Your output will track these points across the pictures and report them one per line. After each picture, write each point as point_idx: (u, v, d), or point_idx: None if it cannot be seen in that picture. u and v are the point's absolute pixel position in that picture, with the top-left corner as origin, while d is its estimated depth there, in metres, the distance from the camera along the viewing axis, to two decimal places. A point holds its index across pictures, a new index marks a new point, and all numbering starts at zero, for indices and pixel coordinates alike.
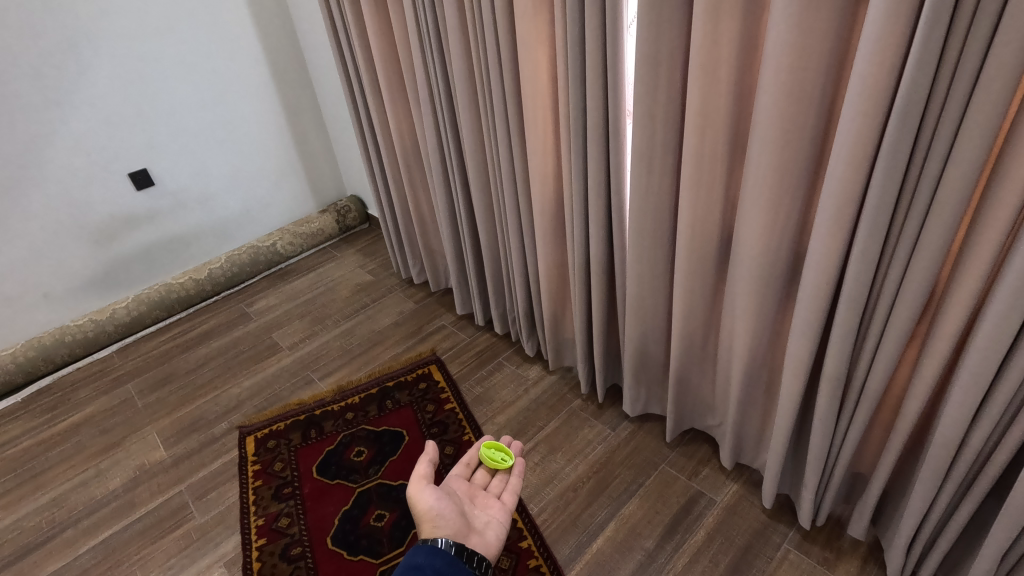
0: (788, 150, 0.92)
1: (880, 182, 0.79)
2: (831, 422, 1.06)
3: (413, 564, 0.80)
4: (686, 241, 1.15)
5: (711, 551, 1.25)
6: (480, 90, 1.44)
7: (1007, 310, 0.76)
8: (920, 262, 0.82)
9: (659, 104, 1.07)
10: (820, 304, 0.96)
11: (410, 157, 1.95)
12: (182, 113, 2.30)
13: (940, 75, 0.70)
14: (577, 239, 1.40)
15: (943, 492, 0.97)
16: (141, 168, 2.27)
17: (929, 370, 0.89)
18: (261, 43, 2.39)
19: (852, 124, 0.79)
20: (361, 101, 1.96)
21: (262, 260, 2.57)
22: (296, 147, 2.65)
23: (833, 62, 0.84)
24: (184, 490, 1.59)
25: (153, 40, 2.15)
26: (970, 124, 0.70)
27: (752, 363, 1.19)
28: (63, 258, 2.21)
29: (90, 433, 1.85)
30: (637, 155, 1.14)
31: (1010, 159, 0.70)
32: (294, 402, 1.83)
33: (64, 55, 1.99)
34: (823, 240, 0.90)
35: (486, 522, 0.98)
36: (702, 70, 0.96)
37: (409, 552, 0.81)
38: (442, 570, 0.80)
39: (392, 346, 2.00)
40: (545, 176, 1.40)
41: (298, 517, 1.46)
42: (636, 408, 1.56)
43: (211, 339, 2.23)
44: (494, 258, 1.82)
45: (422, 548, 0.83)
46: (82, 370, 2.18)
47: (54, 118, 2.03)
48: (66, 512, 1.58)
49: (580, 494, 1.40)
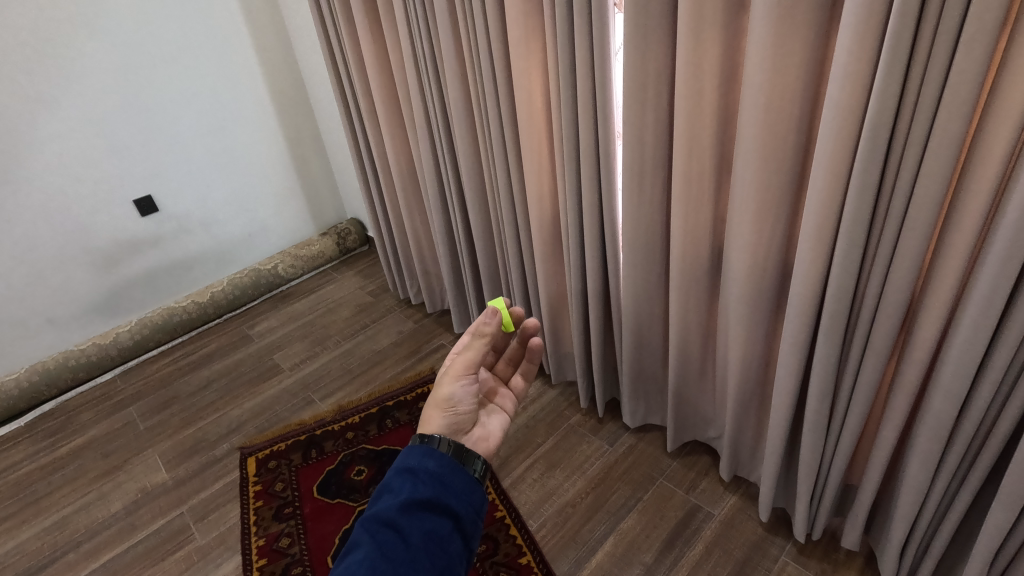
0: (771, 168, 0.96)
1: (856, 199, 0.82)
2: (822, 433, 1.08)
3: (403, 467, 0.64)
4: (676, 257, 1.19)
5: (709, 564, 1.26)
6: (476, 117, 1.50)
7: (981, 318, 0.79)
8: (898, 275, 0.85)
9: (647, 127, 1.11)
10: (806, 317, 0.99)
11: (409, 180, 2.00)
12: (185, 140, 2.36)
13: (906, 98, 0.74)
14: (573, 258, 1.43)
15: (932, 498, 0.99)
16: (146, 194, 2.33)
17: (912, 378, 0.92)
18: (263, 73, 2.47)
19: (827, 144, 0.83)
20: (360, 127, 2.02)
21: (263, 282, 2.60)
22: (298, 172, 2.71)
23: (809, 86, 0.89)
24: (186, 512, 1.59)
25: (158, 70, 2.23)
26: (936, 142, 0.74)
27: (746, 376, 1.21)
28: (68, 283, 2.25)
29: (92, 456, 1.86)
30: (627, 176, 1.18)
31: (976, 175, 0.74)
32: (295, 422, 1.84)
33: (73, 85, 2.07)
34: (805, 255, 0.93)
35: (490, 410, 0.87)
36: (686, 94, 1.01)
37: (400, 453, 0.66)
38: (437, 474, 0.64)
39: (392, 365, 2.02)
40: (540, 197, 1.45)
41: (298, 537, 1.46)
42: (636, 420, 1.58)
43: (212, 361, 2.25)
44: (491, 276, 1.86)
45: (416, 449, 0.67)
46: (84, 394, 2.19)
47: (61, 145, 2.09)
48: (67, 536, 1.59)
49: (579, 510, 1.42)
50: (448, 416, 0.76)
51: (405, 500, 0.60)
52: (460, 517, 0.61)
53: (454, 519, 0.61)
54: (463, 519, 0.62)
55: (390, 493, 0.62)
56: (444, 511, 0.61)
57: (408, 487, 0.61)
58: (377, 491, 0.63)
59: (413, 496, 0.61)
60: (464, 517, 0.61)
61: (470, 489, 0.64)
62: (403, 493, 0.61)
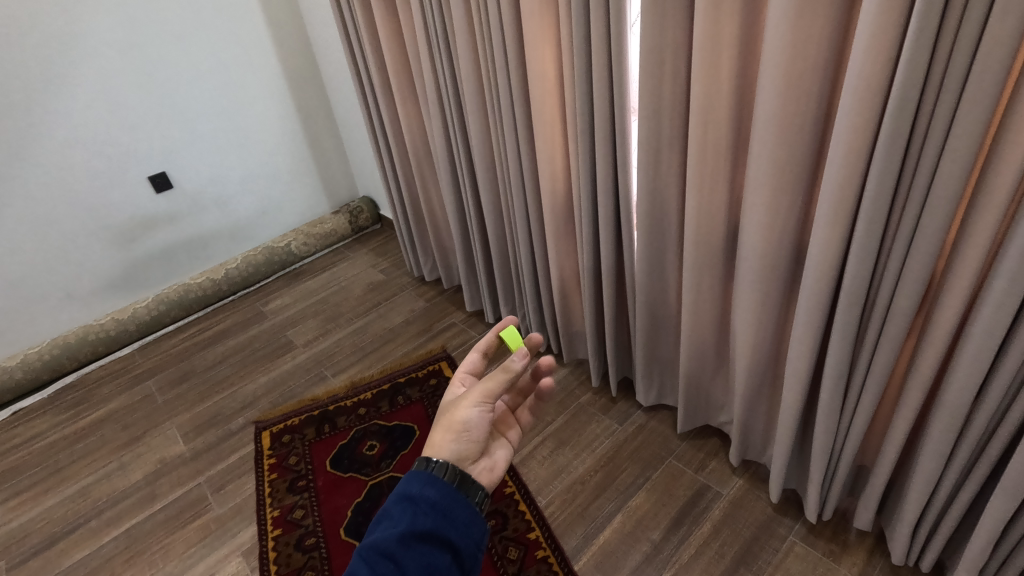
0: (789, 145, 0.93)
1: (876, 179, 0.80)
2: (834, 414, 1.06)
3: (404, 495, 0.65)
4: (691, 235, 1.17)
5: (716, 543, 1.26)
6: (488, 89, 1.47)
7: (1004, 299, 0.77)
8: (917, 254, 0.83)
9: (663, 102, 1.08)
10: (822, 297, 0.97)
11: (422, 155, 1.98)
12: (198, 115, 2.36)
13: (933, 71, 0.71)
14: (587, 236, 1.42)
15: (945, 480, 0.98)
16: (160, 171, 2.34)
17: (927, 360, 0.90)
18: (274, 47, 2.44)
19: (849, 118, 0.80)
20: (372, 102, 1.99)
21: (276, 260, 2.62)
22: (310, 148, 2.70)
23: (830, 60, 0.86)
24: (203, 482, 1.63)
25: (170, 45, 2.21)
26: (963, 116, 0.71)
27: (759, 356, 1.20)
28: (86, 259, 2.28)
29: (113, 428, 1.91)
30: (642, 153, 1.15)
31: (1003, 152, 0.71)
32: (308, 398, 1.87)
33: (87, 62, 2.07)
34: (822, 234, 0.91)
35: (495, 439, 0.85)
36: (702, 68, 0.98)
37: (401, 479, 0.66)
38: (439, 505, 0.64)
39: (404, 343, 2.04)
40: (553, 172, 1.43)
41: (312, 509, 1.50)
42: (650, 397, 1.58)
43: (227, 337, 2.28)
44: (503, 254, 1.84)
45: (416, 476, 0.67)
46: (103, 368, 2.24)
47: (75, 121, 2.10)
48: (90, 504, 1.63)
49: (587, 488, 1.42)
50: (459, 441, 0.75)
51: (405, 531, 0.61)
52: (459, 550, 0.62)
53: (452, 552, 0.62)
54: (462, 551, 0.63)
55: (390, 522, 0.63)
56: (443, 544, 0.62)
57: (408, 518, 0.62)
58: (376, 517, 0.64)
59: (412, 528, 0.61)
60: (464, 551, 0.62)
61: (470, 521, 0.65)
62: (402, 523, 0.62)
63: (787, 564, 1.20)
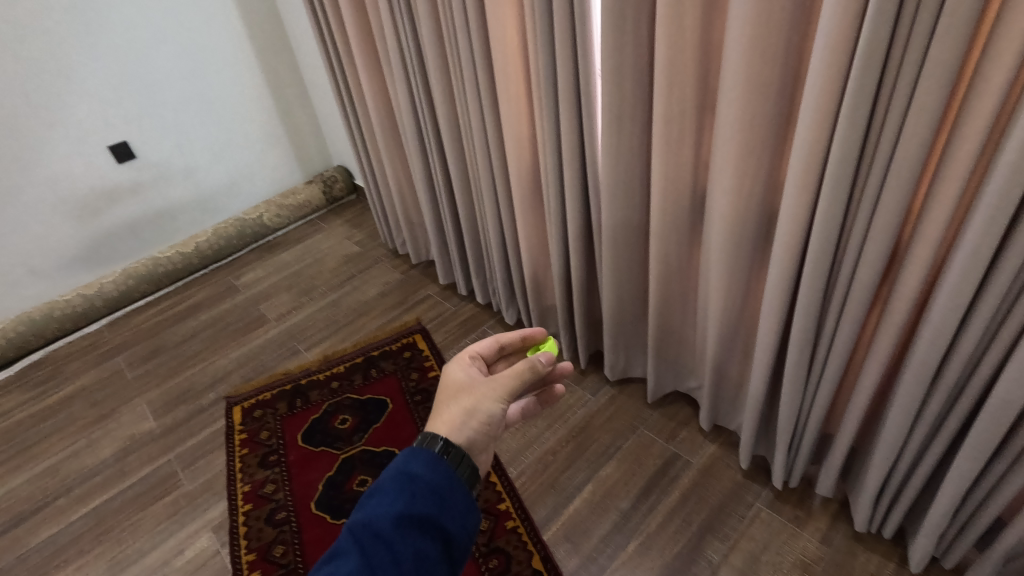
0: (754, 106, 0.89)
1: (840, 144, 0.77)
2: (799, 382, 1.06)
3: (403, 471, 0.60)
4: (658, 203, 1.14)
5: (685, 510, 1.27)
6: (451, 51, 1.39)
7: (965, 268, 0.75)
8: (881, 221, 0.81)
9: (626, 63, 1.03)
10: (787, 265, 0.95)
11: (389, 122, 1.90)
12: (161, 82, 2.26)
13: (899, 27, 0.67)
14: (554, 206, 1.37)
15: (907, 447, 0.98)
16: (122, 140, 2.25)
17: (890, 329, 0.89)
18: (237, 9, 2.32)
19: (817, 75, 0.76)
20: (337, 67, 1.91)
21: (248, 232, 2.55)
22: (280, 116, 2.60)
23: (799, 13, 0.81)
24: (173, 459, 1.62)
25: (126, 7, 2.09)
26: (929, 76, 0.68)
27: (726, 325, 1.18)
28: (48, 233, 2.21)
29: (81, 405, 1.88)
30: (607, 117, 1.11)
31: (970, 110, 0.68)
32: (281, 372, 1.85)
33: (38, 25, 1.95)
34: (789, 201, 0.89)
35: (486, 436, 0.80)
36: (668, 26, 0.92)
37: (402, 454, 0.62)
38: (438, 488, 0.59)
39: (378, 316, 2.01)
40: (518, 140, 1.37)
41: (283, 484, 1.49)
42: (616, 371, 1.57)
43: (199, 312, 2.24)
44: (473, 225, 1.80)
45: (420, 453, 0.62)
46: (72, 344, 2.20)
47: (30, 89, 2.00)
48: (59, 481, 1.62)
49: (557, 459, 1.43)
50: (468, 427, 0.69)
51: (399, 512, 0.56)
52: (452, 540, 0.58)
53: (445, 541, 0.58)
54: (456, 542, 0.58)
55: (384, 497, 0.58)
56: (435, 532, 0.57)
57: (403, 498, 0.58)
58: (370, 489, 0.60)
59: (406, 511, 0.57)
60: (456, 542, 0.58)
61: (468, 510, 0.60)
62: (397, 503, 0.57)
63: (753, 531, 1.22)
